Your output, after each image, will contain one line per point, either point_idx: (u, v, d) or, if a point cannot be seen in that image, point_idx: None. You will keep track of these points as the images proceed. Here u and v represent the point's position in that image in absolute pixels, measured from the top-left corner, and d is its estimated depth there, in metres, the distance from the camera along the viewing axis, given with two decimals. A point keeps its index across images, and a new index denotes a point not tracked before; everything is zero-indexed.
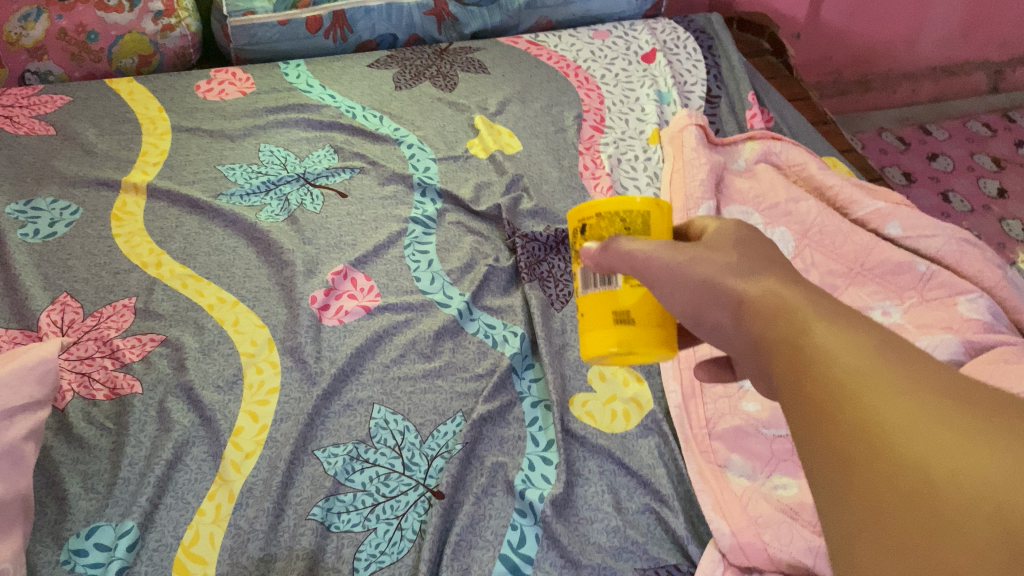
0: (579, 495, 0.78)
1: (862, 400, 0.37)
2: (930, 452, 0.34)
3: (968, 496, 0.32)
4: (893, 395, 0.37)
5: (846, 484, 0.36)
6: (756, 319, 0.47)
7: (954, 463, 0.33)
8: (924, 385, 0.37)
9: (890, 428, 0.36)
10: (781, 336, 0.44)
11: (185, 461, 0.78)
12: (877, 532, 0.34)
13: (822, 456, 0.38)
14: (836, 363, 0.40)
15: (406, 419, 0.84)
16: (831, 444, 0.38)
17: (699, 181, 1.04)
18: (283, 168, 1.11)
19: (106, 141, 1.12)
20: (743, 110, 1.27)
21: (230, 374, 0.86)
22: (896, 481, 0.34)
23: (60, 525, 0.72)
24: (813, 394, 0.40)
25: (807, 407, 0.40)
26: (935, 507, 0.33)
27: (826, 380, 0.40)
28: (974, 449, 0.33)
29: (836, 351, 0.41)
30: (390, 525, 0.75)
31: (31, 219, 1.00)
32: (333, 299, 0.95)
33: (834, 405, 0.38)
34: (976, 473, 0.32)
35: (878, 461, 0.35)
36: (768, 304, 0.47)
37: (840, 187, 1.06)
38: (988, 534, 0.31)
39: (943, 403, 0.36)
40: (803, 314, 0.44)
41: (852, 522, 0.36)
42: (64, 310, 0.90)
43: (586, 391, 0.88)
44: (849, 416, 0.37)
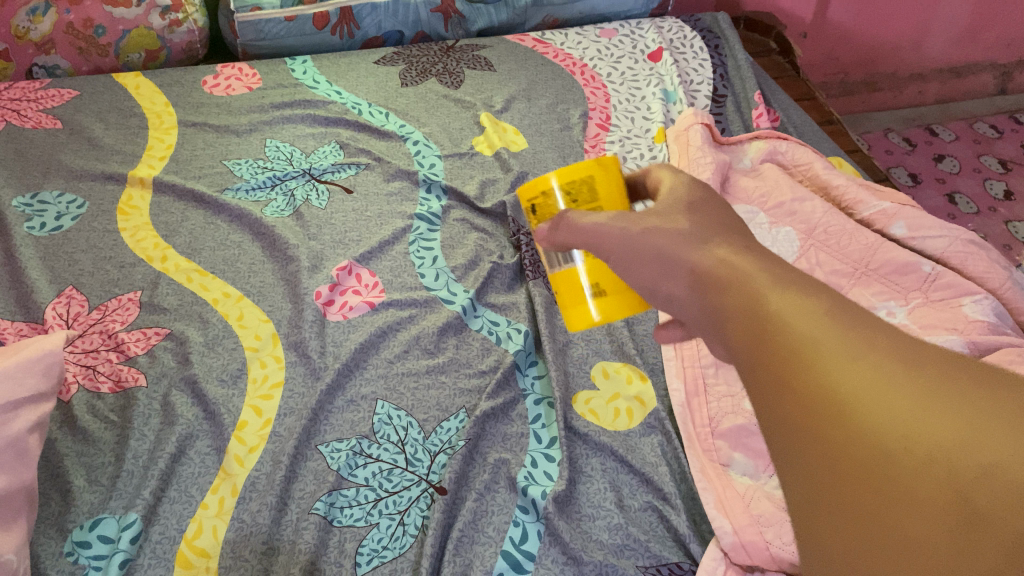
0: (581, 493, 0.78)
1: (819, 367, 0.37)
2: (888, 421, 0.33)
3: (921, 463, 0.32)
4: (849, 362, 0.36)
5: (801, 451, 0.36)
6: (706, 282, 0.46)
7: (914, 434, 0.33)
8: (879, 350, 0.36)
9: (846, 396, 0.35)
10: (732, 298, 0.44)
11: (188, 455, 0.79)
12: (835, 502, 0.34)
13: (781, 424, 0.38)
14: (787, 325, 0.39)
15: (409, 415, 0.84)
16: (785, 410, 0.37)
17: (704, 179, 1.04)
18: (288, 163, 1.11)
19: (113, 135, 1.13)
20: (749, 110, 1.27)
21: (234, 368, 0.86)
22: (854, 453, 0.34)
23: (63, 517, 0.72)
24: (766, 356, 0.39)
25: (761, 372, 0.40)
26: (898, 480, 0.32)
27: (778, 343, 0.39)
28: (925, 412, 0.33)
29: (787, 312, 0.40)
30: (392, 520, 0.75)
31: (38, 212, 1.00)
32: (337, 295, 0.95)
33: (787, 369, 0.38)
34: (937, 444, 0.32)
35: (831, 427, 0.35)
36: (720, 270, 0.46)
37: (845, 187, 1.06)
38: (943, 505, 0.31)
39: (899, 368, 0.35)
40: (752, 275, 0.44)
41: (810, 491, 0.35)
42: (69, 304, 0.90)
43: (589, 388, 0.88)
44: (802, 381, 0.37)
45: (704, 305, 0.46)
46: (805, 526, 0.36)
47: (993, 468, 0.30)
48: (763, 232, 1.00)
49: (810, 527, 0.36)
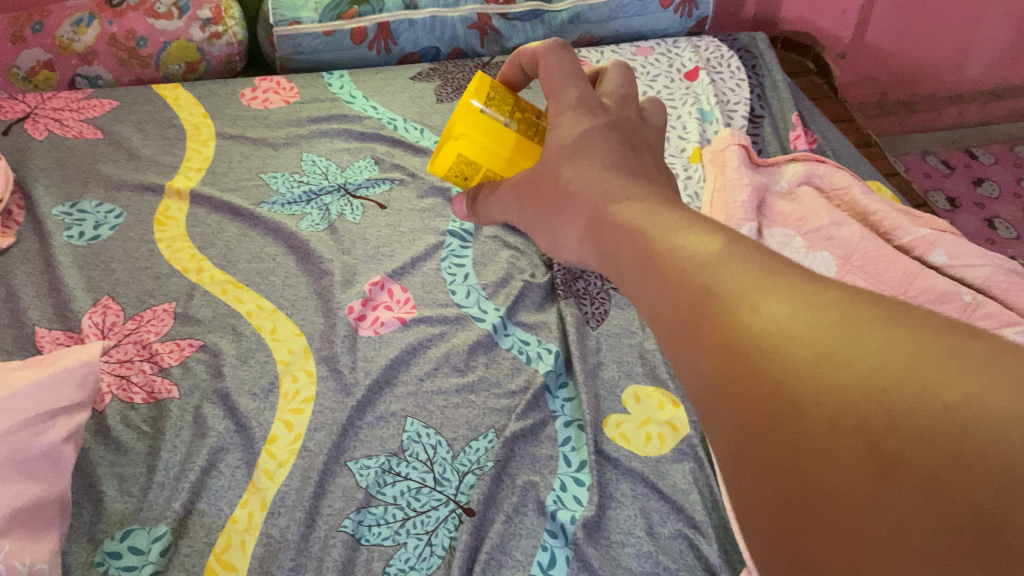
0: (611, 518, 0.77)
1: (728, 321, 0.37)
2: (791, 368, 0.33)
3: (831, 411, 0.31)
4: (755, 311, 0.36)
5: (722, 410, 0.36)
6: (636, 255, 0.46)
7: (815, 377, 0.32)
8: (784, 293, 0.36)
9: (755, 347, 0.35)
10: (658, 264, 0.43)
11: (219, 468, 0.79)
12: (749, 457, 0.34)
13: (700, 381, 0.38)
14: (704, 285, 0.39)
15: (438, 433, 0.83)
16: (705, 369, 0.37)
17: (740, 202, 1.03)
18: (324, 178, 1.12)
19: (151, 146, 1.14)
20: (786, 131, 1.26)
21: (266, 382, 0.86)
22: (764, 406, 0.33)
23: (95, 527, 0.73)
24: (687, 317, 0.39)
25: (682, 331, 0.40)
26: (804, 428, 0.32)
27: (696, 304, 0.39)
28: (834, 360, 0.32)
29: (703, 272, 0.40)
30: (420, 540, 0.75)
31: (77, 221, 1.01)
32: (369, 310, 0.95)
33: (707, 330, 0.38)
34: (838, 384, 0.32)
35: (748, 383, 0.34)
36: (650, 238, 0.46)
37: (884, 213, 1.04)
38: (855, 453, 0.30)
39: (802, 309, 0.35)
40: (678, 241, 0.44)
41: (731, 450, 0.35)
42: (105, 313, 0.91)
43: (621, 411, 0.87)
44: (721, 342, 0.36)
45: (633, 276, 0.46)
46: (729, 487, 0.35)
47: (899, 413, 0.30)
48: (800, 256, 0.99)
49: (733, 487, 0.35)
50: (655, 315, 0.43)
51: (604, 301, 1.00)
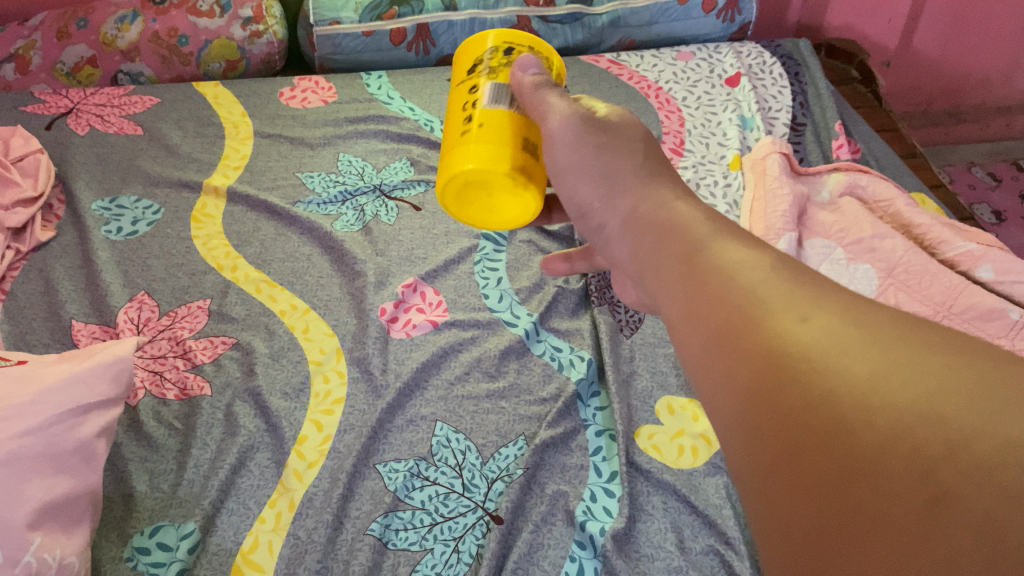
0: (641, 531, 0.76)
1: (776, 337, 0.37)
2: (842, 388, 0.33)
3: (881, 432, 0.31)
4: (806, 331, 0.36)
5: (758, 424, 0.36)
6: (674, 264, 0.46)
7: (867, 399, 0.32)
8: (835, 316, 0.37)
9: (803, 364, 0.35)
10: (699, 276, 0.44)
11: (249, 466, 0.79)
12: (787, 473, 0.33)
13: (735, 393, 0.37)
14: (751, 301, 0.40)
15: (468, 438, 0.83)
16: (745, 380, 0.37)
17: (780, 211, 1.02)
18: (360, 178, 1.12)
19: (190, 143, 1.15)
20: (829, 140, 1.23)
21: (298, 382, 0.86)
22: (809, 422, 0.33)
23: (125, 522, 0.74)
24: (731, 328, 0.39)
25: (720, 343, 0.40)
26: (851, 447, 0.32)
27: (743, 317, 0.39)
28: (889, 382, 0.32)
29: (751, 289, 0.40)
30: (447, 547, 0.74)
31: (115, 217, 1.02)
32: (401, 312, 0.94)
33: (751, 344, 0.38)
34: (890, 407, 0.32)
35: (793, 398, 0.34)
36: (692, 250, 0.46)
37: (928, 226, 1.02)
38: (908, 479, 0.30)
39: (855, 333, 0.35)
40: (726, 255, 0.44)
41: (764, 465, 0.35)
42: (140, 309, 0.92)
43: (653, 422, 0.86)
44: (765, 355, 0.37)
45: (668, 286, 0.46)
46: (757, 504, 0.35)
47: (957, 443, 0.30)
48: (840, 268, 0.97)
49: (765, 506, 0.35)
50: (690, 327, 0.43)
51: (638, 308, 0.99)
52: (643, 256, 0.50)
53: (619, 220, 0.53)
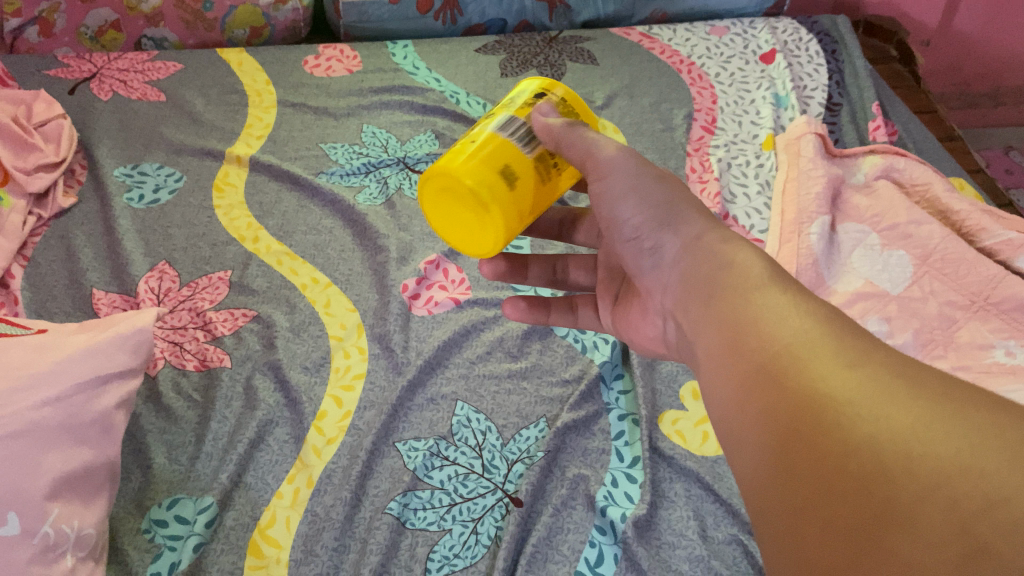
0: (663, 518, 0.75)
1: (818, 384, 0.39)
2: (881, 437, 0.36)
3: (919, 483, 0.33)
4: (848, 380, 0.39)
5: (793, 464, 0.38)
6: (725, 298, 0.49)
7: (908, 451, 0.35)
8: (876, 367, 0.39)
9: (845, 412, 0.37)
10: (742, 317, 0.46)
11: (267, 441, 0.78)
12: (819, 514, 0.35)
13: (773, 434, 0.40)
14: (794, 346, 0.42)
15: (488, 419, 0.82)
16: (782, 420, 0.40)
17: (813, 195, 0.99)
18: (384, 150, 1.10)
19: (213, 111, 1.13)
20: (865, 121, 1.20)
21: (318, 356, 0.85)
22: (846, 466, 0.35)
23: (143, 493, 0.73)
24: (772, 368, 0.42)
25: (761, 385, 0.42)
26: (887, 495, 0.34)
27: (787, 363, 0.42)
28: (933, 437, 0.35)
29: (794, 335, 0.43)
30: (466, 528, 0.73)
31: (137, 184, 1.02)
32: (423, 289, 0.93)
33: (794, 389, 0.40)
34: (929, 462, 0.34)
35: (831, 441, 0.37)
36: (737, 289, 0.48)
37: (967, 213, 0.98)
38: (942, 528, 0.32)
39: (898, 386, 0.38)
40: (769, 296, 0.47)
41: (796, 506, 0.37)
42: (161, 279, 0.91)
43: (678, 408, 0.84)
44: (806, 400, 0.39)
45: (713, 322, 0.49)
46: (780, 542, 0.37)
47: (995, 501, 0.32)
48: (873, 255, 0.94)
49: (789, 544, 0.36)
50: (728, 365, 0.45)
51: None
52: (692, 282, 0.52)
53: (671, 252, 0.55)
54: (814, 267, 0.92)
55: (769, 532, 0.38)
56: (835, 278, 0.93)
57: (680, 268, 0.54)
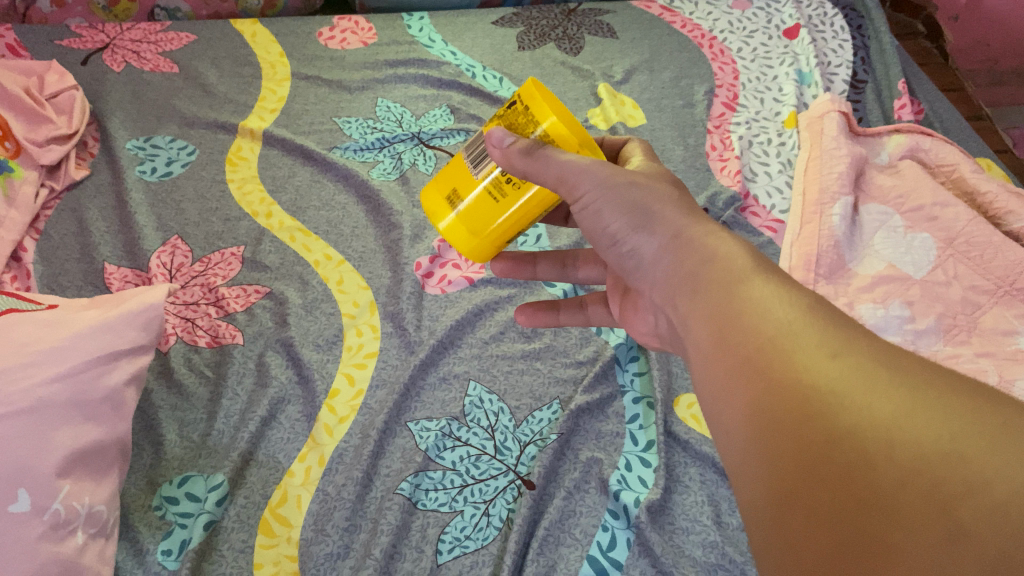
0: (676, 503, 0.74)
1: (798, 365, 0.37)
2: (862, 420, 0.33)
3: (904, 468, 0.32)
4: (829, 362, 0.36)
5: (774, 452, 0.35)
6: (708, 287, 0.44)
7: (889, 435, 0.33)
8: (853, 349, 0.37)
9: (827, 395, 0.35)
10: (726, 306, 0.42)
11: (279, 419, 0.78)
12: (803, 504, 0.33)
13: (754, 420, 0.37)
14: (776, 333, 0.39)
15: (501, 400, 0.81)
16: (765, 408, 0.36)
17: (836, 174, 0.97)
18: (398, 125, 1.08)
19: (226, 83, 1.12)
20: (891, 99, 1.17)
21: (331, 334, 0.85)
22: (828, 452, 0.33)
23: (154, 470, 0.73)
24: (751, 351, 0.39)
25: (741, 368, 0.39)
26: (873, 482, 0.32)
27: (770, 343, 0.39)
28: (913, 418, 0.33)
29: (775, 316, 0.40)
30: (477, 509, 0.73)
31: (149, 157, 1.01)
32: (437, 267, 0.92)
33: (777, 374, 0.37)
34: (912, 444, 0.32)
35: (814, 428, 0.34)
36: (719, 270, 0.45)
37: (994, 194, 0.96)
38: (927, 517, 0.30)
39: (876, 368, 0.36)
40: (753, 276, 0.43)
41: (778, 497, 0.34)
42: (173, 253, 0.90)
43: (693, 392, 0.84)
44: (789, 384, 0.36)
45: (698, 311, 0.44)
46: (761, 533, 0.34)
47: (975, 483, 0.31)
48: (897, 237, 0.92)
49: (770, 536, 0.34)
50: (711, 353, 0.42)
51: None
52: (678, 282, 0.47)
53: (650, 254, 0.50)
54: (835, 249, 0.90)
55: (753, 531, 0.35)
56: (857, 260, 0.92)
57: (665, 265, 0.49)
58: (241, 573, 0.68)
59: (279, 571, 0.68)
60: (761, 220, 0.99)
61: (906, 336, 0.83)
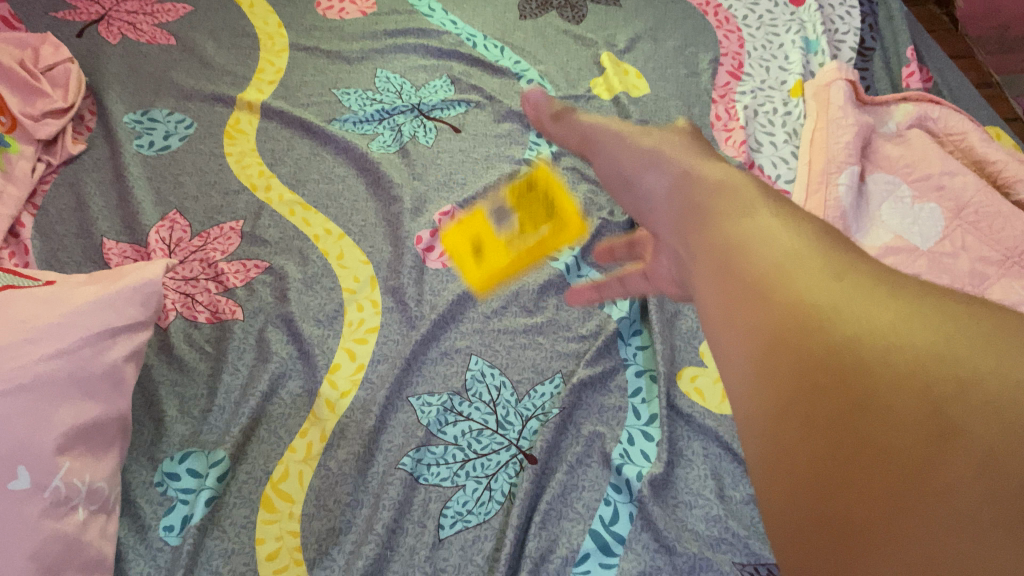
0: (679, 477, 0.74)
1: (795, 282, 0.36)
2: (858, 331, 0.32)
3: (901, 374, 0.30)
4: (826, 278, 0.35)
5: (770, 366, 0.34)
6: (710, 219, 0.42)
7: (885, 343, 0.31)
8: (849, 267, 0.36)
9: (822, 309, 0.34)
10: (715, 232, 0.41)
11: (280, 394, 0.77)
12: (798, 416, 0.32)
13: (750, 337, 0.36)
14: (772, 254, 0.38)
15: (503, 374, 0.81)
16: (767, 332, 0.35)
17: (843, 143, 0.95)
18: (398, 96, 1.07)
19: (224, 55, 1.10)
20: (899, 67, 1.15)
21: (331, 309, 0.84)
22: (823, 363, 0.32)
23: (155, 446, 0.73)
24: (746, 272, 0.38)
25: (738, 289, 0.38)
26: (866, 392, 0.31)
27: (766, 263, 0.37)
28: (909, 326, 0.32)
29: (770, 237, 0.39)
30: (479, 484, 0.73)
31: (147, 130, 1.00)
32: (438, 241, 0.91)
33: (773, 292, 0.36)
34: (907, 352, 0.31)
35: (809, 343, 0.33)
36: (716, 196, 0.43)
37: (1004, 163, 0.94)
38: (919, 419, 0.29)
39: (871, 283, 0.34)
40: (749, 201, 0.42)
41: (774, 409, 0.33)
42: (172, 228, 0.89)
43: (697, 365, 0.83)
44: (785, 302, 0.35)
45: (696, 239, 0.43)
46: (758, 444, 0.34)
47: (969, 385, 0.30)
48: (904, 207, 0.91)
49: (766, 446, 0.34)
50: (714, 281, 0.40)
51: None
52: (675, 208, 0.46)
53: (661, 190, 0.47)
54: (842, 219, 0.89)
55: (753, 454, 0.34)
56: (863, 231, 0.90)
57: (670, 199, 0.46)
58: (243, 549, 0.68)
59: (281, 546, 0.68)
60: None
61: None
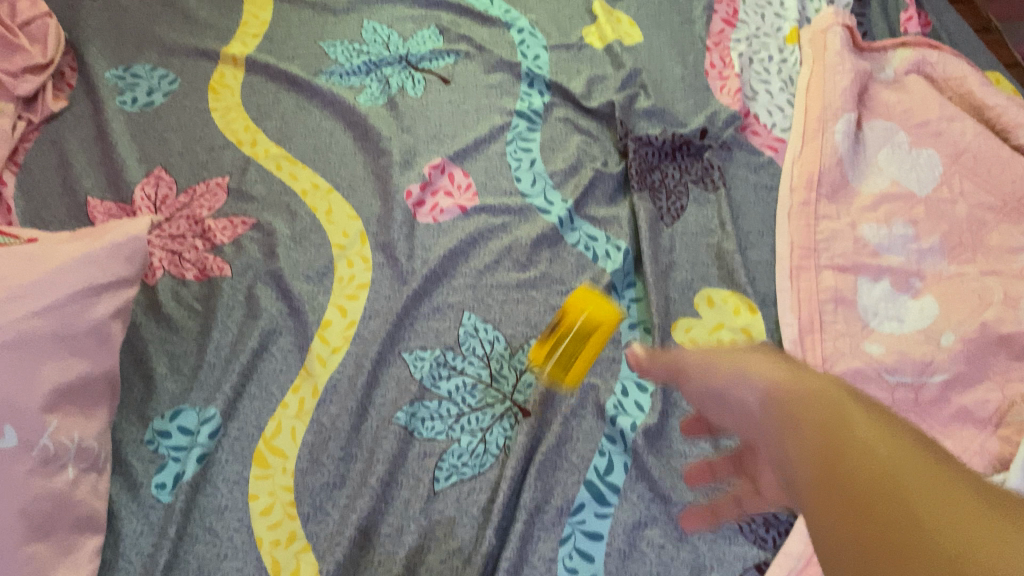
0: (674, 427, 0.73)
1: (867, 449, 0.36)
2: (917, 500, 0.33)
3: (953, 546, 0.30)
4: (894, 447, 0.36)
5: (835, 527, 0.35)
6: (796, 394, 0.44)
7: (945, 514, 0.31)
8: (926, 446, 0.36)
9: (893, 473, 0.34)
10: (793, 403, 0.44)
11: (271, 350, 0.76)
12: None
13: (817, 504, 0.37)
14: (847, 418, 0.40)
15: (496, 329, 0.80)
16: (821, 503, 0.37)
17: (840, 90, 0.94)
18: (385, 48, 1.04)
19: (207, 8, 1.08)
20: (896, 12, 1.13)
21: (321, 265, 0.83)
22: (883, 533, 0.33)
23: (146, 405, 0.72)
24: (819, 432, 0.40)
25: (808, 456, 0.40)
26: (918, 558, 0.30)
27: (834, 426, 0.39)
28: (970, 510, 0.31)
29: (847, 404, 0.41)
30: (474, 437, 0.72)
31: (130, 86, 0.97)
32: (428, 195, 0.90)
33: (838, 458, 0.37)
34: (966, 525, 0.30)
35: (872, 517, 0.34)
36: (808, 377, 0.46)
37: (1004, 108, 0.92)
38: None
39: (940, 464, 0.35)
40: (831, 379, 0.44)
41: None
42: (157, 185, 0.88)
43: (692, 315, 0.81)
44: (850, 468, 0.36)
45: (778, 409, 0.45)
46: None
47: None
48: (902, 154, 0.90)
49: None
50: (791, 445, 0.41)
51: (681, 194, 0.91)
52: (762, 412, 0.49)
53: (749, 399, 0.57)
54: (838, 166, 0.88)
55: None
56: (860, 178, 0.89)
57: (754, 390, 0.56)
58: (236, 505, 0.67)
59: (275, 501, 0.68)
60: (762, 139, 0.97)
61: (911, 255, 0.82)
